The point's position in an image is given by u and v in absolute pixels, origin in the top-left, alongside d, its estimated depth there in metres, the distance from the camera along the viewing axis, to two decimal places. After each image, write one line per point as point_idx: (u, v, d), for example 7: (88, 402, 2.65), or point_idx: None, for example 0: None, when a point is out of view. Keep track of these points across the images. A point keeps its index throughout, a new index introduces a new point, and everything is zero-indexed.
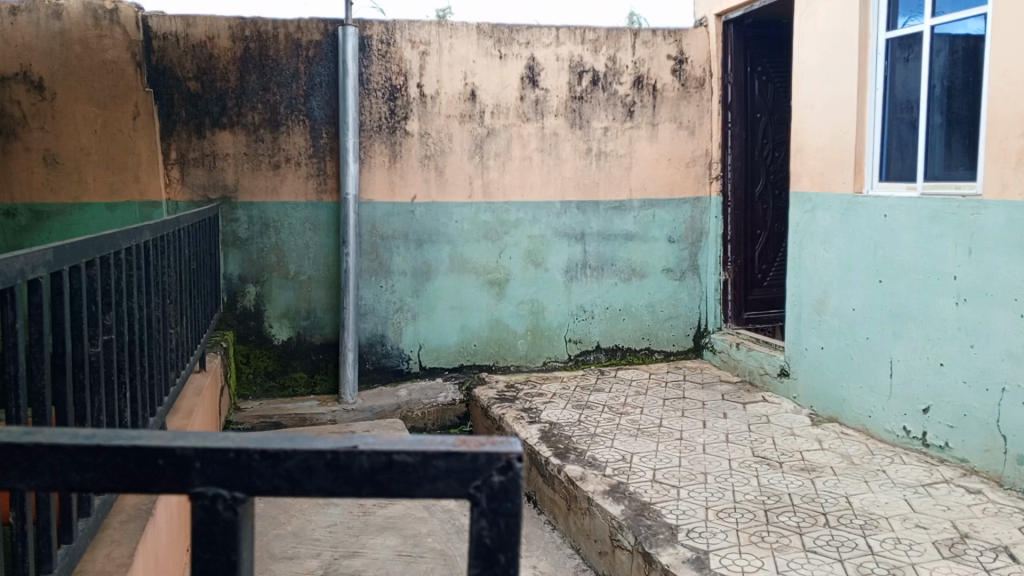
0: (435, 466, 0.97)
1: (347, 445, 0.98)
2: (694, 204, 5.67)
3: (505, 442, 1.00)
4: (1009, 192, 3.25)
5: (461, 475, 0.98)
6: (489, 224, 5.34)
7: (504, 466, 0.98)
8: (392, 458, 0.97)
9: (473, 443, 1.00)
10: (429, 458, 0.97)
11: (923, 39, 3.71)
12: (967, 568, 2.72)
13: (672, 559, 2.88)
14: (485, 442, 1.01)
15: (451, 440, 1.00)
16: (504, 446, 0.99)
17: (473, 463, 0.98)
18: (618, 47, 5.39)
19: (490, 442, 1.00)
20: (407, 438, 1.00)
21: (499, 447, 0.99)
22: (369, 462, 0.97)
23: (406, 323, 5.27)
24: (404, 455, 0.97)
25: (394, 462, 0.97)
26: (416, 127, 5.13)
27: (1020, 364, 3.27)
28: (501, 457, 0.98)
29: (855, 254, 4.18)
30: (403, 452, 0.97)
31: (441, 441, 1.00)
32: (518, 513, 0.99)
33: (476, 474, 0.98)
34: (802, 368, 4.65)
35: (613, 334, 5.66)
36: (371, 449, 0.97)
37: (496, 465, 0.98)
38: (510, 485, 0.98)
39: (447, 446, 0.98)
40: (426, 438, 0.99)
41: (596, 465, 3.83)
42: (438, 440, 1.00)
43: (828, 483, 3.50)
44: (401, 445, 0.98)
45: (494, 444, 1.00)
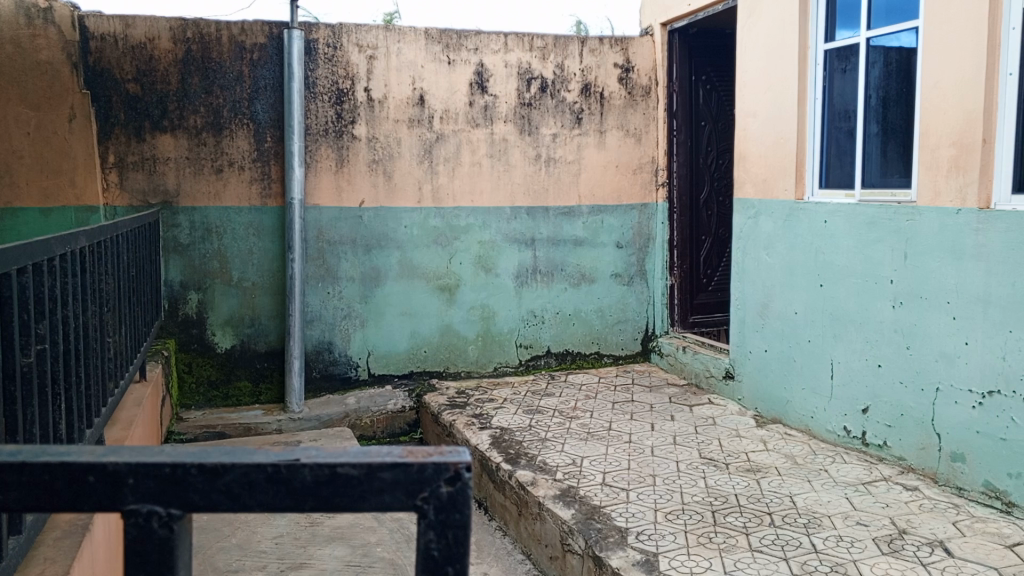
0: (380, 478, 0.97)
1: (289, 458, 0.97)
2: (641, 210, 5.74)
3: (454, 452, 1.01)
4: (941, 200, 3.37)
5: (408, 487, 0.98)
6: (438, 230, 5.30)
7: (453, 477, 0.98)
8: (336, 470, 0.97)
9: (420, 454, 1.00)
10: (374, 470, 0.97)
11: (859, 51, 3.83)
12: (905, 563, 2.80)
13: (622, 562, 2.90)
14: (433, 452, 1.01)
15: (398, 452, 1.00)
16: (452, 456, 0.99)
17: (420, 475, 0.98)
18: (565, 55, 5.44)
19: (438, 453, 1.00)
20: (351, 451, 1.00)
21: (447, 457, 0.99)
22: (312, 476, 0.96)
23: (354, 330, 5.20)
24: (348, 468, 0.97)
25: (338, 475, 0.96)
26: (363, 131, 5.07)
27: (952, 364, 3.38)
28: (449, 468, 0.98)
29: (796, 259, 4.28)
30: (348, 464, 0.97)
31: (387, 452, 1.00)
32: (466, 524, 0.99)
33: (423, 485, 0.98)
34: (746, 370, 4.74)
35: (563, 338, 5.68)
36: (314, 462, 0.97)
37: (444, 476, 0.98)
38: (459, 495, 0.98)
39: (394, 458, 0.98)
40: (371, 450, 0.99)
41: (547, 469, 3.83)
42: (384, 452, 1.00)
43: (772, 484, 3.57)
44: (345, 458, 0.97)
45: (442, 455, 1.00)
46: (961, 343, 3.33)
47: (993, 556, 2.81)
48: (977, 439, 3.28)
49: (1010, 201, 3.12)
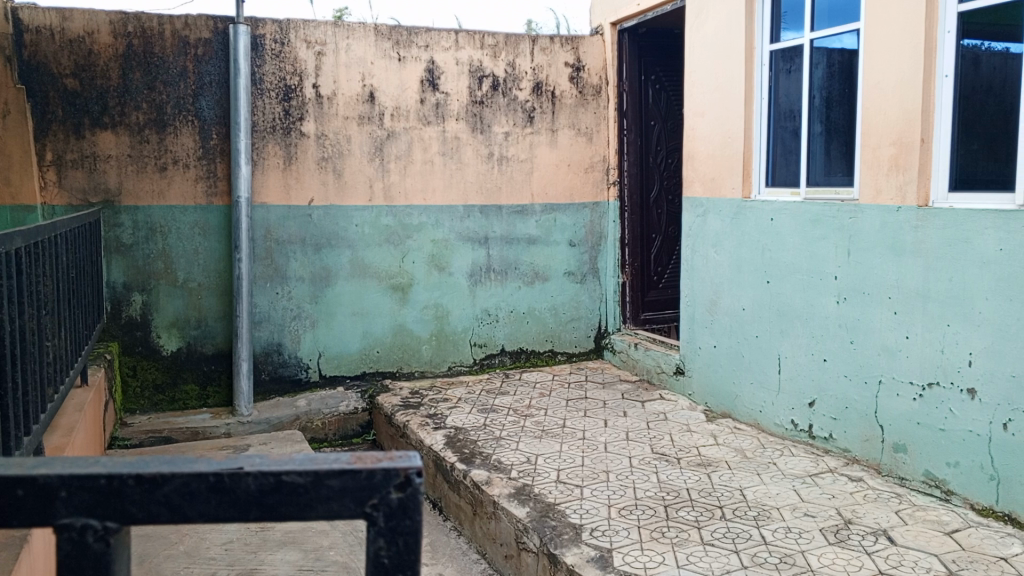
0: (328, 486, 0.97)
1: (231, 467, 0.97)
2: (592, 208, 5.77)
3: (404, 457, 1.01)
4: (883, 197, 3.46)
5: (357, 494, 0.98)
6: (390, 228, 5.24)
7: (402, 482, 0.99)
8: (281, 479, 0.97)
9: (369, 460, 1.00)
10: (320, 478, 0.97)
11: (804, 52, 3.91)
12: (851, 552, 2.86)
13: (577, 558, 2.90)
14: (383, 458, 1.01)
15: (346, 458, 1.00)
16: (402, 461, 1.00)
17: (369, 481, 0.98)
18: (516, 53, 5.43)
19: (388, 458, 1.01)
20: (297, 458, 1.00)
21: (397, 463, 1.00)
22: (255, 485, 0.96)
23: (304, 331, 5.11)
24: (293, 476, 0.97)
25: (283, 483, 0.97)
26: (312, 128, 4.98)
27: (895, 358, 3.47)
28: (399, 473, 0.99)
29: (744, 257, 4.35)
30: (293, 472, 0.97)
31: (334, 459, 1.00)
32: (416, 531, 1.00)
33: (372, 492, 0.98)
34: (696, 366, 4.80)
35: (517, 337, 5.67)
36: (258, 471, 0.97)
37: (394, 482, 0.99)
38: (409, 501, 0.99)
39: (341, 464, 0.99)
40: (318, 458, 1.00)
41: (501, 468, 3.81)
42: (331, 458, 1.00)
43: (723, 477, 3.62)
44: (290, 466, 0.98)
45: (392, 460, 1.00)
46: (902, 337, 3.43)
47: (934, 543, 2.90)
48: (917, 430, 3.38)
49: (947, 198, 3.20)
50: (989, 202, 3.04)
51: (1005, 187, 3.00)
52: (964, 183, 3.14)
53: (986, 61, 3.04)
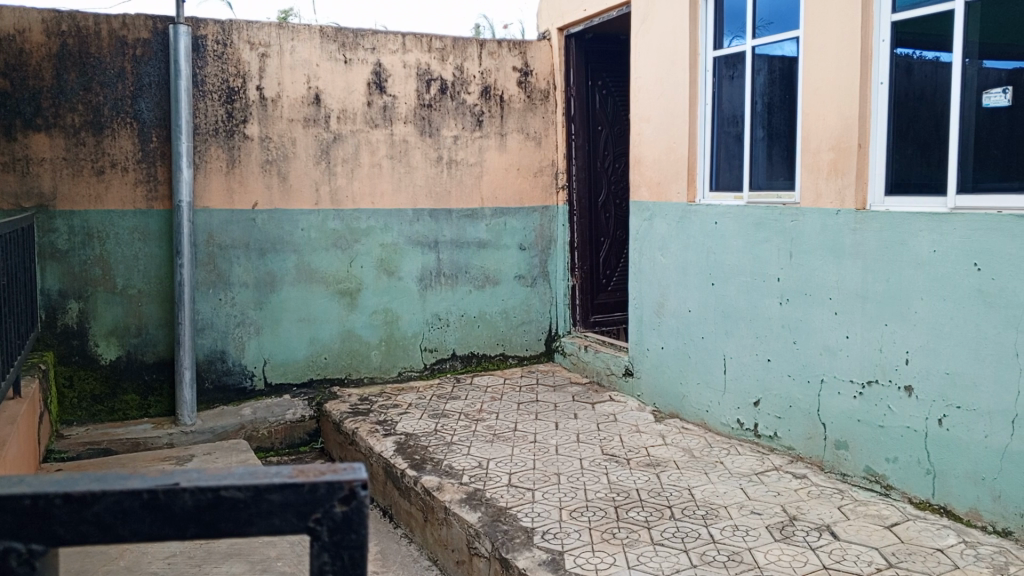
0: (269, 501, 0.95)
1: (166, 482, 0.94)
2: (542, 212, 5.78)
3: (349, 470, 0.99)
4: (823, 201, 3.54)
5: (300, 509, 0.95)
6: (337, 232, 5.16)
7: (347, 496, 0.96)
8: (219, 494, 0.94)
9: (312, 473, 0.98)
10: (261, 492, 0.95)
11: (746, 59, 3.99)
12: (796, 548, 2.92)
13: (529, 562, 2.89)
14: (326, 470, 0.99)
15: (288, 471, 0.98)
16: (347, 474, 0.97)
17: (312, 495, 0.96)
18: (464, 57, 5.42)
19: (331, 471, 0.98)
20: (236, 472, 0.97)
21: (341, 475, 0.97)
22: (193, 501, 0.93)
23: (248, 338, 4.99)
24: (233, 491, 0.94)
25: (222, 499, 0.94)
26: (256, 131, 4.89)
27: (836, 357, 3.56)
28: (344, 486, 0.96)
29: (689, 259, 4.42)
30: (232, 487, 0.94)
31: (276, 473, 0.98)
32: (362, 544, 0.97)
33: (315, 506, 0.96)
34: (645, 367, 4.85)
35: (468, 341, 5.65)
36: (195, 486, 0.93)
37: (338, 496, 0.96)
38: (354, 514, 0.97)
39: (283, 478, 0.96)
40: (259, 471, 0.97)
41: (452, 473, 3.78)
42: (272, 472, 0.97)
43: (671, 477, 3.66)
44: (229, 480, 0.95)
45: (336, 473, 0.98)
46: (842, 336, 3.51)
47: (875, 537, 2.98)
48: (858, 427, 3.47)
49: (884, 202, 3.31)
50: (922, 205, 3.14)
51: (937, 191, 3.10)
52: (899, 187, 3.25)
53: (918, 68, 3.13)
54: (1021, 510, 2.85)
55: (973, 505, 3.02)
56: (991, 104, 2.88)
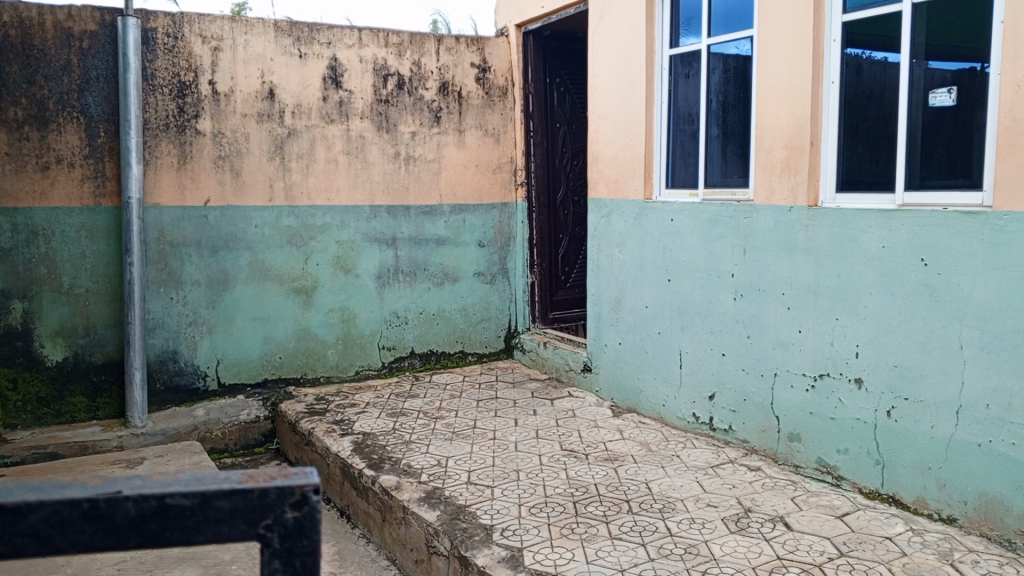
0: (217, 508, 0.92)
1: (108, 491, 0.91)
2: (501, 209, 5.78)
3: (301, 475, 0.97)
4: (776, 198, 3.60)
5: (249, 515, 0.93)
6: (292, 229, 5.08)
7: (298, 501, 0.94)
8: (164, 501, 0.91)
9: (262, 478, 0.96)
10: (208, 499, 0.92)
11: (701, 58, 4.04)
12: (751, 540, 2.96)
13: (488, 559, 2.89)
14: (277, 476, 0.97)
15: (237, 477, 0.96)
16: (298, 478, 0.96)
17: (261, 500, 0.93)
18: (422, 52, 5.38)
19: (282, 476, 0.96)
20: (183, 479, 0.94)
21: (293, 480, 0.95)
22: (136, 509, 0.90)
23: (201, 337, 4.88)
24: (179, 499, 0.92)
25: (167, 507, 0.91)
26: (208, 126, 4.78)
27: (788, 351, 3.63)
28: (295, 492, 0.94)
29: (646, 256, 4.45)
30: (177, 494, 0.92)
31: (224, 478, 0.95)
32: (315, 550, 0.95)
33: (265, 512, 0.94)
34: (603, 363, 4.88)
35: (427, 339, 5.62)
36: (138, 494, 0.91)
37: (289, 501, 0.94)
38: (306, 520, 0.95)
39: (232, 484, 0.94)
40: (206, 477, 0.94)
41: (411, 472, 3.75)
42: (221, 478, 0.95)
43: (629, 471, 3.69)
44: (175, 488, 0.92)
45: (287, 478, 0.96)
46: (795, 331, 3.58)
47: (827, 527, 3.04)
48: (810, 419, 3.54)
49: (835, 199, 3.37)
50: (872, 202, 3.21)
51: (886, 189, 3.17)
52: (850, 185, 3.32)
53: (867, 69, 3.20)
54: (965, 498, 2.94)
55: (919, 495, 3.10)
56: (937, 104, 2.95)
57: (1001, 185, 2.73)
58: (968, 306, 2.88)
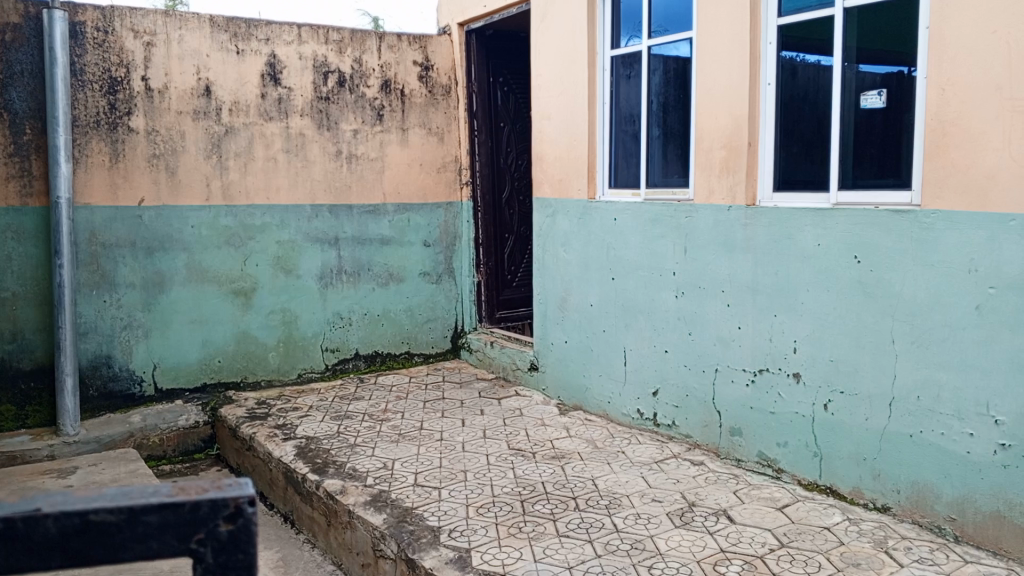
0: (145, 523, 0.89)
1: (26, 509, 0.86)
2: (446, 209, 5.75)
3: (234, 486, 0.94)
4: (715, 197, 3.66)
5: (180, 530, 0.90)
6: (231, 229, 4.96)
7: (232, 514, 0.92)
8: (87, 519, 0.87)
9: (194, 491, 0.92)
10: (136, 515, 0.88)
11: (642, 58, 4.09)
12: (695, 533, 3.00)
13: (436, 561, 2.86)
14: (210, 488, 0.94)
15: (166, 490, 0.92)
16: (232, 490, 0.93)
17: (193, 515, 0.90)
18: (363, 49, 5.30)
19: (216, 489, 0.94)
20: (108, 494, 0.90)
21: (226, 492, 0.92)
22: (57, 528, 0.86)
23: (136, 341, 4.72)
24: (103, 515, 0.87)
25: (90, 524, 0.87)
26: (141, 124, 4.63)
27: (729, 347, 3.69)
28: (229, 504, 0.91)
29: (590, 255, 4.48)
30: (102, 510, 0.87)
31: (153, 492, 0.92)
32: (251, 565, 0.93)
33: (197, 527, 0.90)
34: (549, 362, 4.90)
35: (372, 340, 5.55)
36: (59, 512, 0.86)
37: (223, 515, 0.91)
38: (240, 533, 0.92)
39: (161, 498, 0.90)
40: (133, 492, 0.91)
41: (356, 476, 3.70)
42: (149, 492, 0.91)
43: (576, 469, 3.71)
44: (99, 503, 0.88)
45: (220, 490, 0.93)
46: (734, 327, 3.65)
47: (768, 519, 3.10)
48: (750, 413, 3.62)
49: (772, 198, 3.45)
50: (807, 202, 3.29)
51: (821, 188, 3.25)
52: (786, 184, 3.40)
53: (802, 71, 3.28)
54: (898, 486, 3.04)
55: (855, 485, 3.20)
56: (868, 105, 3.04)
57: (928, 184, 2.82)
58: (899, 302, 2.97)
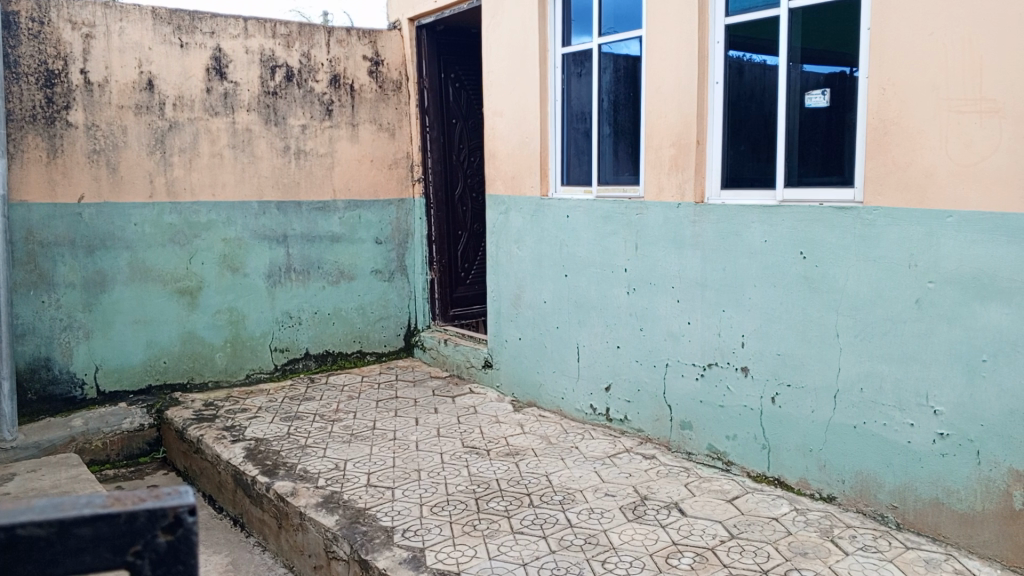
0: (77, 536, 0.86)
1: None
2: (397, 205, 5.69)
3: (174, 495, 0.91)
4: (664, 195, 3.70)
5: (115, 542, 0.87)
6: (175, 227, 4.83)
7: (172, 524, 0.89)
8: (14, 533, 0.83)
9: (129, 501, 0.89)
10: (67, 527, 0.85)
11: (593, 57, 4.11)
12: (648, 527, 3.04)
13: (389, 562, 2.83)
14: (147, 497, 0.91)
15: (100, 501, 0.89)
16: (171, 499, 0.90)
17: (129, 526, 0.87)
18: (311, 44, 5.22)
19: (153, 498, 0.91)
20: (37, 506, 0.87)
21: (165, 502, 0.90)
22: None
23: (76, 343, 4.56)
24: (31, 528, 0.84)
25: (16, 539, 0.83)
26: (80, 118, 4.47)
27: (679, 342, 3.74)
28: (168, 514, 0.89)
29: (543, 253, 4.50)
30: (30, 524, 0.84)
31: (86, 503, 0.88)
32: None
33: (134, 538, 0.87)
34: (503, 359, 4.90)
35: (322, 339, 5.48)
36: None
37: (160, 525, 0.88)
38: (181, 543, 0.90)
39: (94, 509, 0.87)
40: (64, 503, 0.87)
41: (307, 477, 3.64)
42: (82, 503, 0.88)
43: (530, 465, 3.72)
44: (28, 516, 0.84)
45: (158, 499, 0.90)
46: (684, 323, 3.69)
47: (718, 511, 3.15)
48: (700, 407, 3.67)
49: (720, 195, 3.50)
50: (754, 199, 3.35)
51: (767, 186, 3.31)
52: (734, 182, 3.45)
53: (748, 70, 3.34)
54: (843, 476, 3.12)
55: (802, 475, 3.28)
56: (812, 105, 3.11)
57: (870, 181, 2.90)
58: (843, 297, 3.04)
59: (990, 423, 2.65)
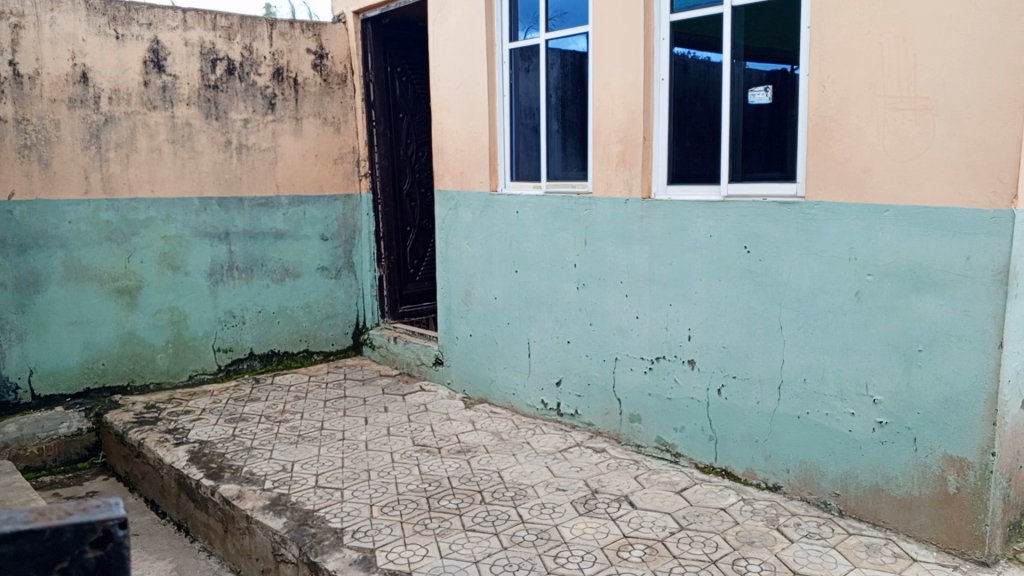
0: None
1: None
2: (344, 202, 5.60)
3: (102, 509, 0.93)
4: (613, 190, 3.72)
5: (38, 559, 0.89)
6: (112, 224, 4.67)
7: (100, 538, 0.91)
8: None
9: (55, 516, 0.91)
10: None
11: (540, 52, 4.11)
12: (598, 520, 3.06)
13: (339, 563, 2.79)
14: (74, 511, 0.93)
15: (23, 516, 0.90)
16: (100, 513, 0.92)
17: (54, 542, 0.89)
18: (253, 37, 5.10)
19: (80, 511, 0.92)
20: None
21: (93, 516, 0.91)
22: None
23: (7, 346, 4.38)
24: None
25: None
26: (10, 112, 4.30)
27: (627, 336, 3.77)
28: (95, 528, 0.91)
29: (492, 248, 4.48)
30: None
31: (8, 519, 0.90)
32: None
33: (60, 555, 0.90)
34: (454, 356, 4.87)
35: (268, 339, 5.37)
36: None
37: (87, 541, 0.90)
38: (110, 557, 0.91)
39: (16, 525, 0.89)
40: None
41: (254, 479, 3.56)
42: (4, 520, 0.89)
43: (481, 462, 3.71)
44: None
45: (86, 513, 0.92)
46: (633, 317, 3.72)
47: (667, 502, 3.20)
48: (649, 400, 3.71)
49: (666, 191, 3.54)
50: (700, 194, 3.40)
51: (712, 181, 3.36)
52: (680, 178, 3.49)
53: (693, 67, 3.38)
54: (788, 466, 3.19)
55: (748, 466, 3.34)
56: (755, 101, 3.16)
57: (812, 177, 2.97)
58: (786, 290, 3.11)
59: (926, 411, 2.74)
